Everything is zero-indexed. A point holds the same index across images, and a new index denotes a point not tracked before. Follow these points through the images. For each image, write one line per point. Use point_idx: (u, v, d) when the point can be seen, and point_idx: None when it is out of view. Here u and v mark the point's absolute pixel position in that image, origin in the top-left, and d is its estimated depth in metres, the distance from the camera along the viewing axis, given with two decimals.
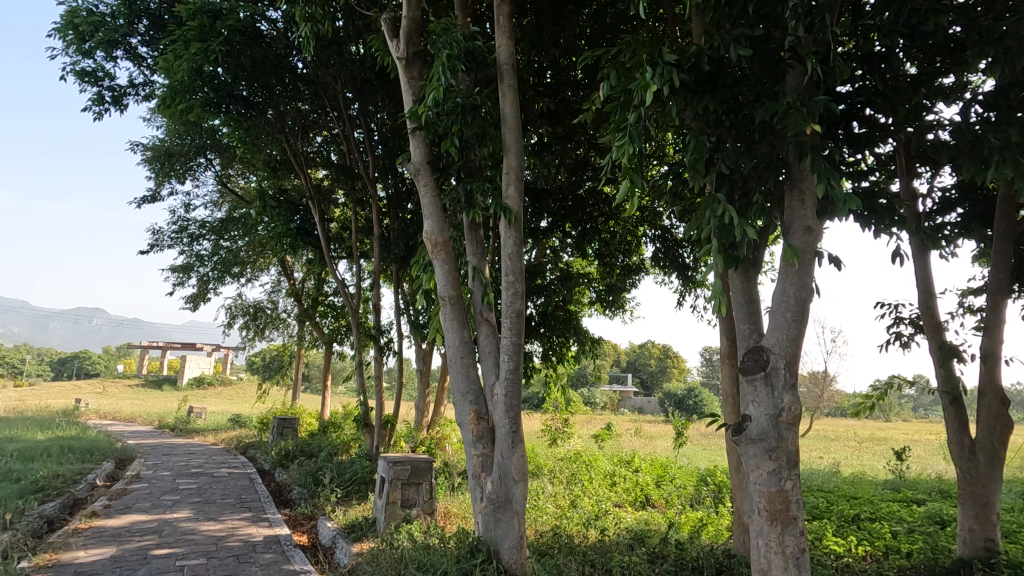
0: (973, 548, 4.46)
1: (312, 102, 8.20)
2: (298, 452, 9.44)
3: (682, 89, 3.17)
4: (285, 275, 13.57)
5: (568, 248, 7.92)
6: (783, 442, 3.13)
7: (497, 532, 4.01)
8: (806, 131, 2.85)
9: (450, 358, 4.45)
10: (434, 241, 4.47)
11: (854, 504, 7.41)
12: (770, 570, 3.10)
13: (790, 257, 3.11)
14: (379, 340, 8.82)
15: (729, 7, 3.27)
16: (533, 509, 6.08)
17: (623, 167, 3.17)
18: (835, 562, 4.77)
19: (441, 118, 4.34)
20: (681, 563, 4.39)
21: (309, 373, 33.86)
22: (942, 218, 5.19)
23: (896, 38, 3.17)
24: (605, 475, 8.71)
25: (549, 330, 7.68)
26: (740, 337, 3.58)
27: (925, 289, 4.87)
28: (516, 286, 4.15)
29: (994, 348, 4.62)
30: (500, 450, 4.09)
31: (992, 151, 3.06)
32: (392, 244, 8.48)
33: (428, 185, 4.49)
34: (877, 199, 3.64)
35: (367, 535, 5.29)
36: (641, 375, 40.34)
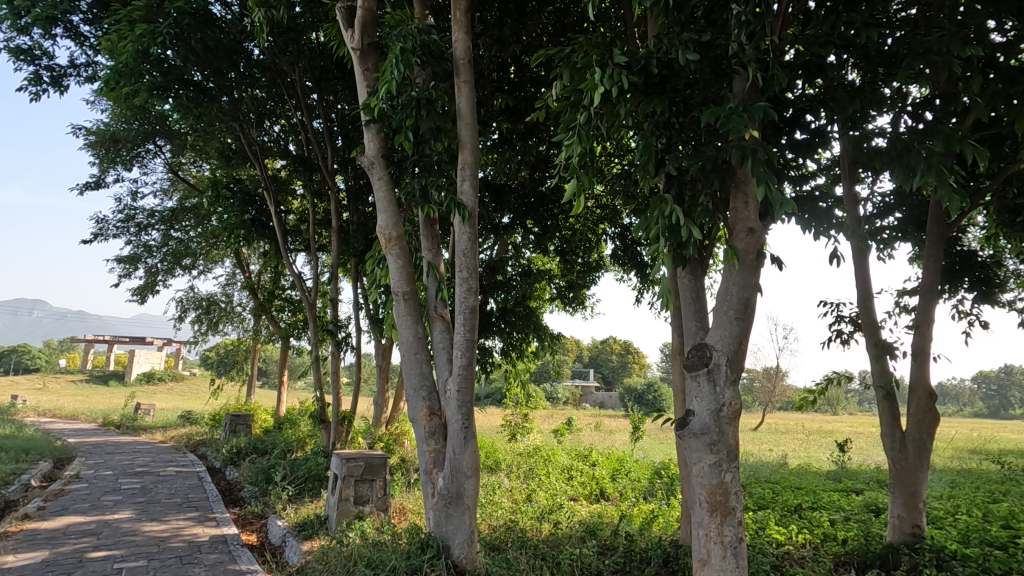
0: (901, 534, 4.74)
1: (269, 89, 7.97)
2: (250, 449, 9.20)
3: (632, 91, 3.23)
4: (240, 268, 13.18)
5: (530, 244, 7.93)
6: (724, 436, 3.25)
7: (448, 528, 4.03)
8: (746, 135, 2.94)
9: (403, 354, 4.43)
10: (388, 235, 4.43)
11: (798, 494, 7.73)
12: (709, 559, 3.22)
13: (731, 258, 3.24)
14: (337, 335, 8.67)
15: (678, 12, 3.34)
16: (488, 504, 6.10)
17: (571, 167, 3.22)
18: (776, 549, 4.97)
19: (395, 112, 4.27)
20: (631, 554, 4.51)
21: (267, 367, 33.01)
22: (881, 221, 5.49)
23: (833, 50, 3.29)
24: (562, 469, 8.82)
25: (508, 326, 7.68)
26: (687, 334, 3.68)
27: (864, 288, 5.11)
28: (470, 282, 4.16)
29: (925, 345, 4.89)
30: (452, 446, 4.09)
31: (919, 160, 3.24)
32: (352, 237, 8.33)
33: (382, 178, 4.44)
34: (817, 204, 3.85)
35: (318, 533, 5.21)
36: (602, 371, 40.94)
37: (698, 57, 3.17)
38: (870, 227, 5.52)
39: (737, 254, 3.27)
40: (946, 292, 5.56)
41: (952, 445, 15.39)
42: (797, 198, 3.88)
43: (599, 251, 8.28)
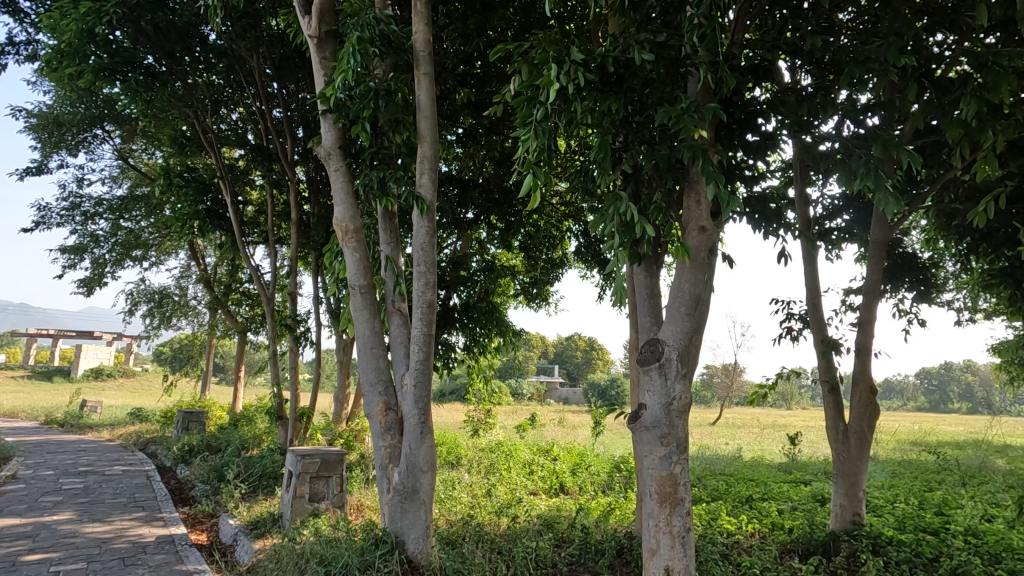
0: (843, 522, 4.96)
1: (226, 76, 7.70)
2: (203, 447, 8.93)
3: (589, 88, 3.26)
4: (196, 260, 12.74)
5: (494, 240, 7.94)
6: (674, 429, 3.33)
7: (403, 524, 4.01)
8: (697, 135, 3.01)
9: (360, 349, 4.38)
10: (345, 228, 4.37)
11: (750, 486, 7.99)
12: (658, 549, 3.31)
13: (683, 255, 3.32)
14: (295, 329, 8.45)
15: (635, 12, 3.40)
16: (447, 499, 6.09)
17: (526, 162, 3.23)
18: (726, 538, 5.12)
19: (352, 102, 4.18)
20: (586, 546, 4.57)
21: (224, 363, 32.08)
22: (830, 223, 5.72)
23: (781, 55, 3.40)
24: (523, 464, 8.88)
25: (471, 321, 7.64)
26: (641, 329, 3.75)
27: (813, 287, 5.31)
28: (428, 276, 4.12)
29: (867, 342, 5.12)
30: (408, 441, 4.06)
31: (860, 164, 3.38)
32: (312, 230, 8.12)
33: (339, 170, 4.38)
34: (768, 205, 4.00)
35: (271, 531, 5.10)
36: (567, 367, 41.30)
37: (654, 57, 3.22)
38: (820, 228, 5.74)
39: (688, 252, 3.36)
40: (889, 292, 5.83)
41: (893, 437, 16.22)
42: (749, 198, 4.02)
43: (563, 248, 8.33)
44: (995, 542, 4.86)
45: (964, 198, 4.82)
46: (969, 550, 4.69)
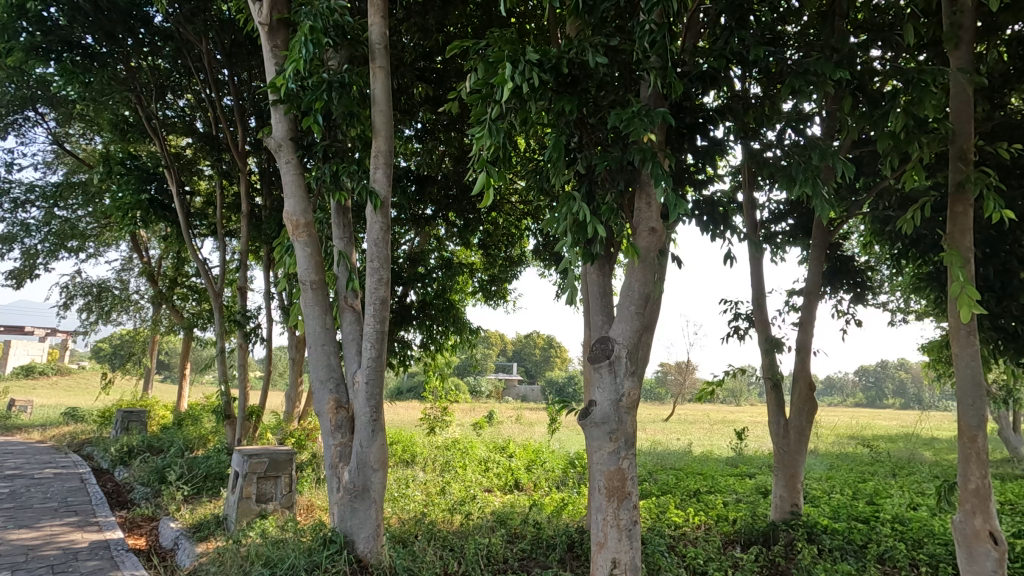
0: (782, 512, 5.20)
1: (172, 60, 7.37)
2: (143, 448, 8.54)
3: (545, 89, 3.30)
4: (138, 252, 12.14)
5: (452, 237, 7.90)
6: (622, 425, 3.43)
7: (353, 523, 3.95)
8: (647, 139, 3.08)
9: (310, 346, 4.29)
10: (296, 222, 4.27)
11: (698, 480, 8.24)
12: (606, 542, 3.39)
13: (633, 255, 3.41)
14: (245, 326, 8.15)
15: (590, 15, 3.46)
16: (400, 498, 6.03)
17: (479, 159, 3.23)
18: (674, 531, 5.27)
19: (304, 93, 4.07)
20: (538, 541, 4.63)
21: (169, 360, 30.63)
22: (776, 226, 5.99)
23: (727, 64, 3.51)
24: (479, 461, 8.89)
25: (428, 318, 7.57)
26: (593, 327, 3.83)
27: (758, 287, 5.53)
28: (381, 272, 4.07)
29: (807, 340, 5.38)
30: (359, 439, 4.01)
31: (800, 171, 3.55)
32: (263, 223, 7.86)
33: (290, 162, 4.28)
34: (716, 208, 4.15)
35: (215, 534, 4.93)
36: (526, 365, 41.52)
37: (607, 60, 3.29)
38: (766, 231, 6.01)
39: (639, 252, 3.45)
40: (828, 293, 6.14)
41: (831, 431, 17.08)
42: (699, 202, 4.16)
43: (521, 246, 8.40)
44: (919, 528, 5.21)
45: (896, 206, 5.12)
46: (896, 536, 5.01)
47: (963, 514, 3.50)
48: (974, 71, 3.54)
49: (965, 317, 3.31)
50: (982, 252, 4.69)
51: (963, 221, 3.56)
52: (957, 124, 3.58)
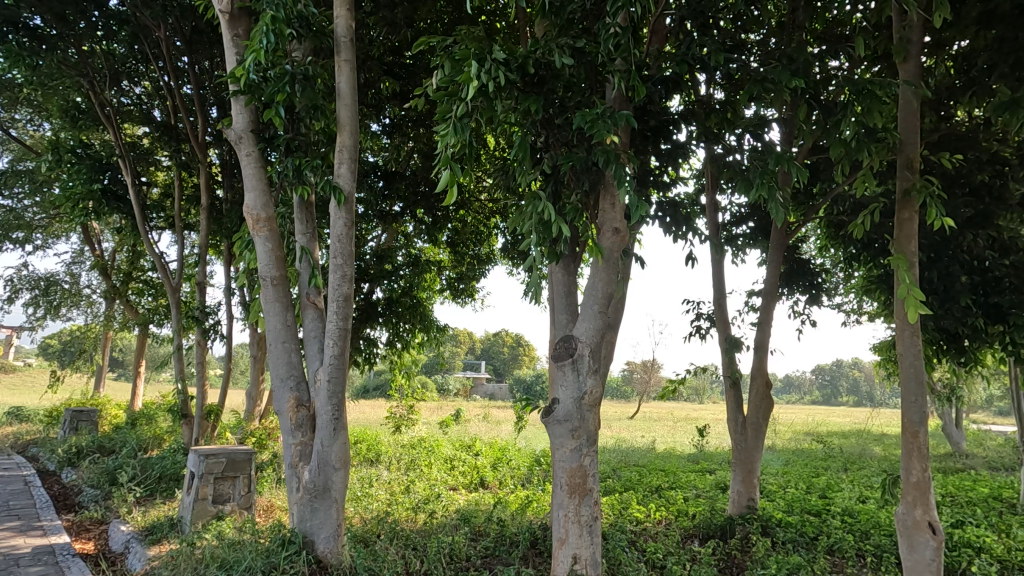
0: (739, 507, 5.36)
1: (128, 45, 7.09)
2: (93, 448, 8.20)
3: (511, 88, 3.31)
4: (90, 245, 11.64)
5: (420, 234, 7.84)
6: (584, 422, 3.48)
7: (313, 523, 3.89)
8: (610, 141, 3.13)
9: (270, 343, 4.20)
10: (256, 216, 4.17)
11: (660, 476, 8.42)
12: (566, 538, 3.44)
13: (597, 255, 3.46)
14: (204, 322, 7.88)
15: (556, 16, 3.49)
16: (363, 497, 5.97)
17: (444, 156, 3.21)
18: (635, 526, 5.36)
19: (266, 85, 3.98)
20: (501, 538, 4.65)
21: (123, 357, 29.42)
22: (737, 228, 6.16)
23: (689, 70, 3.59)
24: (445, 460, 8.87)
25: (395, 316, 7.47)
26: (558, 326, 3.87)
27: (719, 288, 5.69)
28: (345, 268, 4.02)
29: (764, 340, 5.55)
30: (320, 438, 3.94)
31: (757, 175, 3.67)
32: (224, 217, 7.63)
33: (251, 155, 4.19)
34: (678, 210, 4.25)
35: (168, 536, 4.78)
36: (494, 363, 41.54)
37: (573, 61, 3.32)
38: (728, 234, 6.17)
39: (602, 252, 3.50)
40: (786, 294, 6.34)
41: (788, 428, 17.65)
42: (662, 203, 4.26)
43: (489, 244, 8.40)
44: (866, 520, 5.44)
45: (849, 211, 5.33)
46: (845, 528, 5.22)
47: (905, 505, 3.67)
48: (921, 84, 3.72)
49: (909, 318, 3.48)
50: (927, 257, 4.92)
51: (909, 227, 3.73)
52: (905, 135, 3.75)
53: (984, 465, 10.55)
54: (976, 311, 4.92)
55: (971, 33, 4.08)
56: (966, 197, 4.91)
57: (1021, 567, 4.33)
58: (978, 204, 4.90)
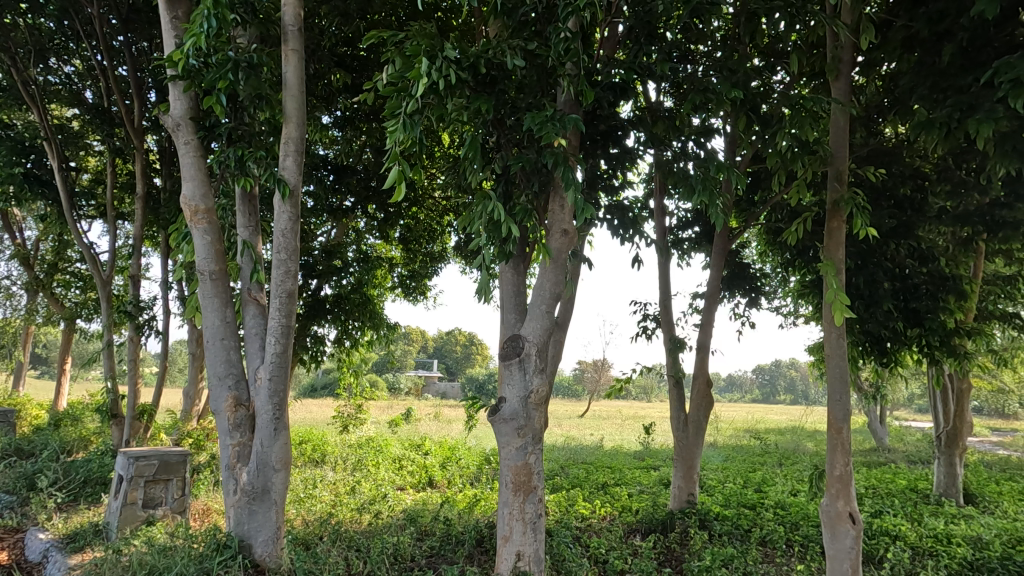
0: (680, 501, 5.55)
1: (56, 20, 6.62)
2: (9, 452, 7.62)
3: (463, 87, 3.30)
4: (10, 233, 10.81)
5: (372, 230, 7.71)
6: (530, 421, 3.52)
7: (250, 526, 3.77)
8: (559, 143, 3.17)
9: (207, 340, 4.04)
10: (194, 207, 4.00)
11: (607, 473, 8.61)
12: (511, 535, 3.47)
13: (545, 256, 3.50)
14: (137, 318, 7.45)
15: (509, 17, 3.52)
16: (306, 498, 5.82)
17: (393, 152, 3.17)
18: (581, 522, 5.46)
19: (207, 71, 3.81)
20: (447, 537, 4.64)
21: (47, 353, 27.52)
22: (683, 233, 6.37)
23: (636, 77, 3.69)
24: (393, 459, 8.76)
25: (344, 313, 7.30)
26: (506, 325, 3.90)
27: (664, 290, 5.87)
28: (289, 264, 3.90)
29: (706, 341, 5.77)
30: (259, 439, 3.82)
31: (698, 182, 3.81)
32: (162, 206, 7.25)
33: (189, 144, 4.02)
34: (626, 213, 4.38)
35: (93, 543, 4.51)
36: (446, 362, 41.27)
37: (525, 64, 3.36)
38: (674, 238, 6.37)
39: (551, 253, 3.55)
40: (728, 297, 6.60)
41: (729, 425, 18.40)
42: (610, 206, 4.37)
43: (442, 242, 8.34)
44: (796, 512, 5.75)
45: (785, 219, 5.62)
46: (777, 520, 5.51)
47: (829, 497, 3.90)
48: (849, 101, 3.95)
49: (836, 321, 3.70)
50: (855, 263, 5.24)
51: (837, 235, 3.96)
52: (835, 148, 3.98)
53: (903, 459, 11.35)
54: (897, 315, 5.27)
55: (896, 56, 4.37)
56: (890, 209, 5.26)
57: (931, 552, 4.68)
58: (900, 216, 5.25)
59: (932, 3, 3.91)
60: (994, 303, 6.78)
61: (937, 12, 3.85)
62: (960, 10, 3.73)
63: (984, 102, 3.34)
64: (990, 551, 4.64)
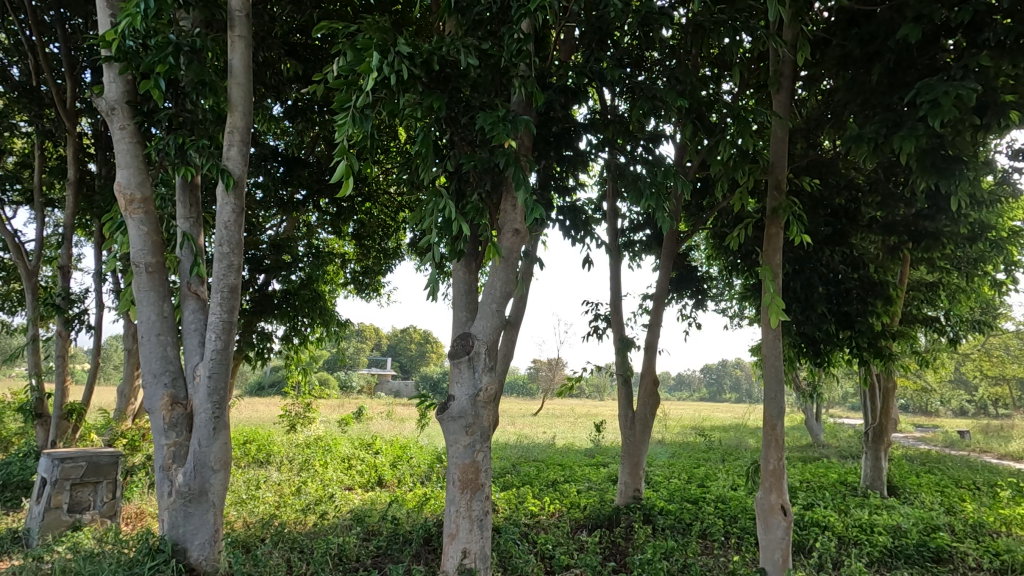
0: (626, 497, 5.70)
1: None
2: None
3: (416, 83, 3.28)
4: None
5: (325, 224, 7.55)
6: (479, 419, 3.53)
7: (186, 529, 3.63)
8: (510, 144, 3.20)
9: (141, 335, 3.85)
10: (129, 196, 3.81)
11: (557, 470, 8.73)
12: (457, 533, 3.48)
13: (496, 255, 3.52)
14: (66, 311, 7.00)
15: (464, 15, 3.53)
16: (249, 499, 5.64)
17: (341, 146, 3.11)
18: (530, 519, 5.51)
19: (145, 53, 3.64)
20: (395, 537, 4.60)
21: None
22: (634, 235, 6.54)
23: (588, 82, 3.77)
24: (341, 459, 8.59)
25: (293, 309, 7.08)
26: (457, 323, 3.90)
27: (615, 290, 6.01)
28: (232, 258, 3.78)
29: (653, 340, 5.93)
30: (197, 439, 3.67)
31: (646, 186, 3.92)
32: (96, 194, 6.84)
33: (125, 129, 3.83)
34: (578, 214, 4.46)
35: (11, 551, 4.23)
36: (400, 360, 40.72)
37: (478, 64, 3.37)
38: (626, 239, 6.53)
39: (501, 252, 3.58)
40: (675, 298, 6.81)
41: (676, 423, 18.99)
42: (563, 207, 4.45)
43: (397, 239, 8.26)
44: (735, 505, 6.00)
45: (730, 224, 5.85)
46: (717, 513, 5.74)
47: (763, 490, 4.09)
48: (788, 114, 4.16)
49: (772, 322, 3.89)
50: (792, 268, 5.51)
51: (774, 241, 4.16)
52: (774, 158, 4.18)
53: (835, 454, 12.01)
54: (830, 318, 5.58)
55: (832, 73, 4.63)
56: (827, 217, 5.56)
57: (855, 541, 4.97)
58: (835, 224, 5.56)
59: (864, 25, 4.17)
60: (917, 308, 7.27)
61: (868, 33, 4.11)
62: (887, 33, 3.98)
63: (907, 120, 3.58)
64: (908, 538, 4.97)
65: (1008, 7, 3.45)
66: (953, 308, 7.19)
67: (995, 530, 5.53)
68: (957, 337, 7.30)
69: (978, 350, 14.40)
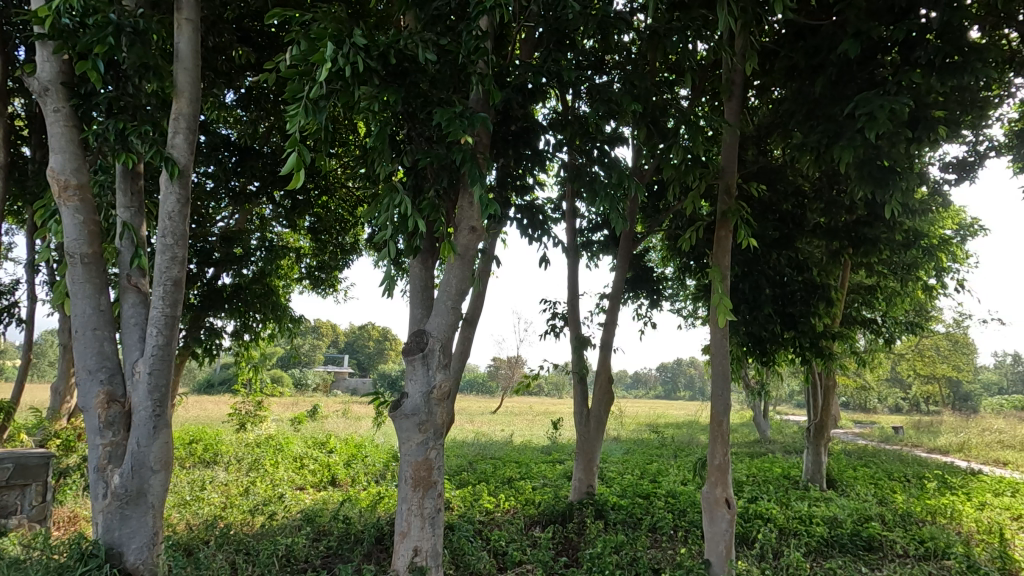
0: (580, 493, 5.78)
1: None
2: None
3: (372, 76, 3.22)
4: None
5: (279, 217, 7.35)
6: (431, 417, 3.51)
7: (122, 532, 3.47)
8: (467, 141, 3.18)
9: (75, 329, 3.64)
10: (63, 182, 3.60)
11: (514, 467, 8.78)
12: (408, 531, 3.46)
13: (452, 252, 3.51)
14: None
15: (421, 9, 3.49)
16: (193, 501, 5.44)
17: (293, 137, 3.02)
18: (485, 516, 5.52)
19: (83, 32, 3.44)
20: (346, 536, 4.53)
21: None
22: (593, 235, 6.64)
23: (546, 82, 3.79)
24: (293, 458, 8.38)
25: (243, 304, 6.82)
26: (412, 319, 3.87)
27: (573, 289, 6.08)
28: (175, 250, 3.63)
29: (608, 339, 6.04)
30: (135, 438, 3.51)
31: (601, 187, 3.98)
32: (29, 179, 6.44)
33: (60, 111, 3.62)
34: (535, 213, 4.49)
35: None
36: (357, 357, 39.95)
37: (436, 59, 3.35)
38: (584, 239, 6.64)
39: (457, 249, 3.56)
40: (631, 298, 6.96)
41: (632, 420, 19.36)
42: (521, 206, 4.47)
43: (355, 233, 8.11)
44: (684, 500, 6.18)
45: (684, 227, 6.02)
46: (667, 507, 5.90)
47: (709, 485, 4.23)
48: (738, 121, 4.30)
49: (719, 322, 4.03)
50: (742, 270, 5.70)
51: (723, 243, 4.30)
52: (725, 163, 4.32)
53: (780, 450, 12.50)
54: (775, 319, 5.81)
55: (781, 83, 4.81)
56: (774, 222, 5.79)
57: (794, 532, 5.20)
58: (782, 228, 5.79)
59: (810, 38, 4.34)
60: (857, 310, 7.65)
61: (813, 46, 4.29)
62: (830, 47, 4.17)
63: (847, 131, 3.76)
64: (843, 528, 5.23)
65: (938, 28, 3.66)
66: (889, 311, 7.59)
67: (921, 519, 5.88)
68: (892, 338, 7.71)
69: (912, 350, 15.20)
